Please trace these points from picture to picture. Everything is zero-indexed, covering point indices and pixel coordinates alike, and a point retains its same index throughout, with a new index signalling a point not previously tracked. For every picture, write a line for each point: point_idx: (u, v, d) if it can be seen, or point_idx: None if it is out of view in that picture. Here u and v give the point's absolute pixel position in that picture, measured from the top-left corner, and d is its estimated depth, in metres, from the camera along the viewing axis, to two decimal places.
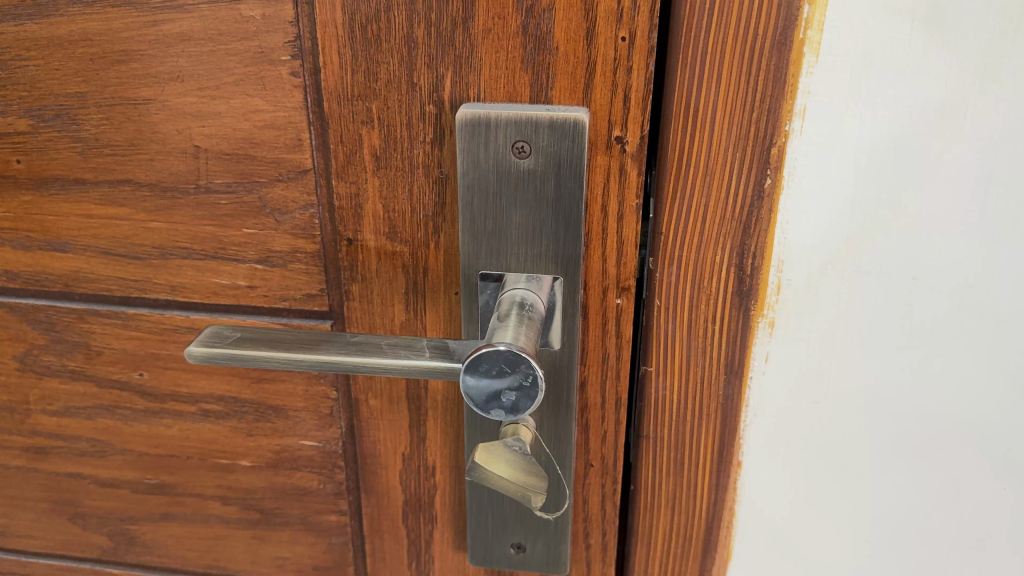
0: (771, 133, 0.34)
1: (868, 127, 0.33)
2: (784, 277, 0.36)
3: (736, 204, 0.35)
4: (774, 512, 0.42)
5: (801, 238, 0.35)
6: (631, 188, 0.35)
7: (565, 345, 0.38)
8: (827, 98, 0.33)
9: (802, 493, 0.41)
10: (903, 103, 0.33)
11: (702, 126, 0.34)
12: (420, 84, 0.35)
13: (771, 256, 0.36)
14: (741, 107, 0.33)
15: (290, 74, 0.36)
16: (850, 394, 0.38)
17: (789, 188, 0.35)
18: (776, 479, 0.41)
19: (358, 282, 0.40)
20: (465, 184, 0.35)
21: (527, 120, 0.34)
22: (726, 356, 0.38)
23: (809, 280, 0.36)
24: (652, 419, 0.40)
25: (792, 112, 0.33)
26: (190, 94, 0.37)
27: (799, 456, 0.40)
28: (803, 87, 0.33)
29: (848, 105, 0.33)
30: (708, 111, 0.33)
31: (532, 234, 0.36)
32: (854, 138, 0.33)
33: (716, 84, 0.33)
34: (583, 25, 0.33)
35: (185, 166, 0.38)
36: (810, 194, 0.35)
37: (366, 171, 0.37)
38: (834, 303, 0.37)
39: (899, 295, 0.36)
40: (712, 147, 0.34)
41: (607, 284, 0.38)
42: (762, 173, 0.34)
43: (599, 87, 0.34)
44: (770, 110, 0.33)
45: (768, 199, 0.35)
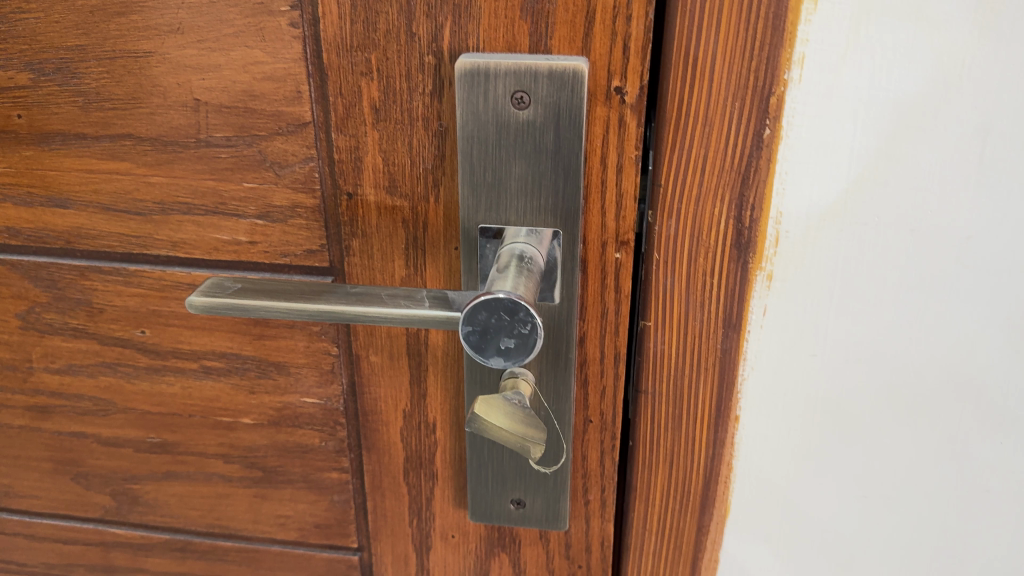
0: (770, 82, 0.34)
1: (866, 75, 0.33)
2: (782, 229, 0.36)
3: (735, 155, 0.35)
4: (771, 466, 0.42)
5: (799, 189, 0.36)
6: (630, 139, 0.35)
7: (565, 299, 0.38)
8: (825, 46, 0.33)
9: (799, 448, 0.41)
10: (903, 51, 0.33)
11: (701, 75, 0.34)
12: (419, 34, 0.35)
13: (769, 208, 0.36)
14: (741, 56, 0.33)
15: (290, 25, 0.36)
16: (847, 347, 0.38)
17: (787, 139, 0.35)
18: (773, 434, 0.41)
19: (358, 237, 0.40)
20: (464, 135, 0.35)
21: (527, 70, 0.34)
22: (724, 309, 0.38)
23: (807, 231, 0.36)
24: (651, 375, 0.40)
25: (790, 61, 0.33)
26: (191, 47, 0.37)
27: (797, 411, 0.40)
28: (801, 35, 0.33)
29: (846, 53, 0.33)
30: (707, 60, 0.33)
31: (532, 187, 0.36)
32: (853, 87, 0.33)
33: (716, 33, 0.33)
34: None
35: (186, 120, 0.38)
36: (809, 144, 0.35)
37: (366, 124, 0.37)
38: (831, 256, 0.37)
39: (897, 246, 0.36)
40: (711, 97, 0.34)
41: (606, 238, 0.38)
42: (761, 123, 0.34)
43: (599, 35, 0.34)
44: (769, 58, 0.33)
45: (767, 149, 0.35)
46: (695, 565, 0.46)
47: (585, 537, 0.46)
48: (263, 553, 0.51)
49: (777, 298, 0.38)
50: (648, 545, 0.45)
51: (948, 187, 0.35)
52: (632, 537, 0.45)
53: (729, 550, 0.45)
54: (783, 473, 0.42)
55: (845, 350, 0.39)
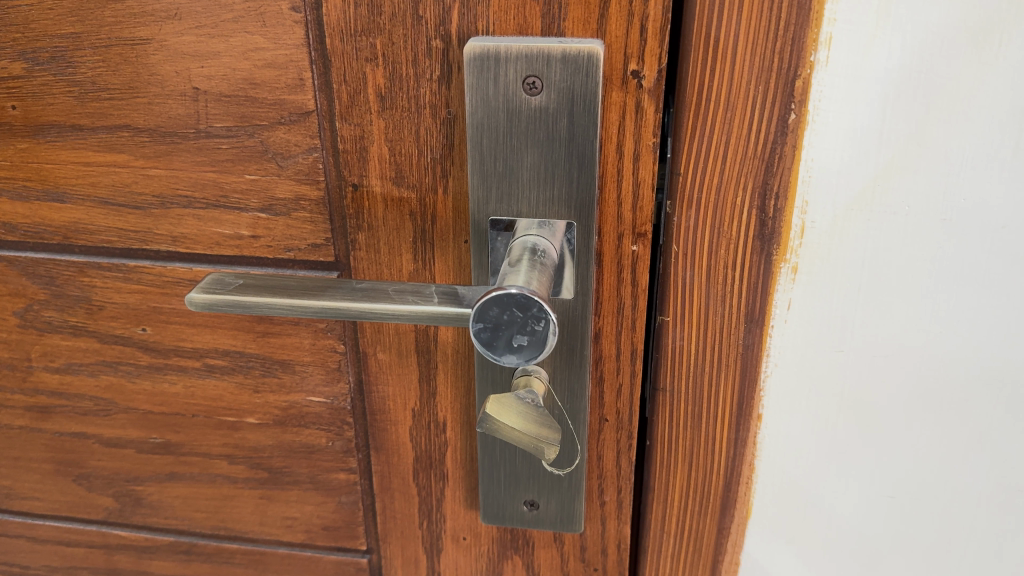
0: (795, 64, 0.32)
1: (897, 55, 0.31)
2: (807, 219, 0.35)
3: (758, 141, 0.34)
4: (794, 466, 0.40)
5: (825, 177, 0.34)
6: (647, 126, 0.34)
7: (579, 294, 0.37)
8: (853, 25, 0.31)
9: (824, 448, 0.40)
10: (937, 31, 0.31)
11: (722, 58, 0.32)
12: (426, 17, 0.33)
13: (794, 198, 0.34)
14: (764, 37, 0.32)
15: (291, 9, 0.34)
16: (874, 341, 0.37)
17: (814, 124, 0.33)
18: (797, 433, 0.40)
19: (364, 231, 0.38)
20: (474, 123, 0.34)
21: (539, 53, 0.32)
22: (747, 303, 0.37)
23: (834, 222, 0.35)
24: (669, 371, 0.39)
25: (817, 41, 0.32)
26: (188, 33, 0.35)
27: (822, 409, 0.39)
28: (828, 15, 0.31)
29: (876, 32, 0.31)
30: (729, 41, 0.32)
31: (545, 176, 0.34)
32: (883, 70, 0.32)
33: (738, 13, 0.31)
34: None
35: (184, 110, 0.37)
36: (837, 131, 0.33)
37: (371, 113, 0.36)
38: (859, 247, 0.35)
39: (928, 236, 0.34)
40: (733, 80, 0.33)
41: (623, 230, 0.36)
42: (786, 108, 0.33)
43: (615, 16, 0.32)
44: (794, 39, 0.32)
45: (792, 135, 0.33)
46: (715, 567, 0.44)
47: (601, 539, 0.44)
48: (269, 555, 0.50)
49: (802, 292, 0.36)
50: (666, 548, 0.44)
51: (980, 175, 0.33)
52: (649, 540, 0.44)
53: (750, 552, 0.43)
54: (808, 474, 0.41)
55: (874, 345, 0.37)
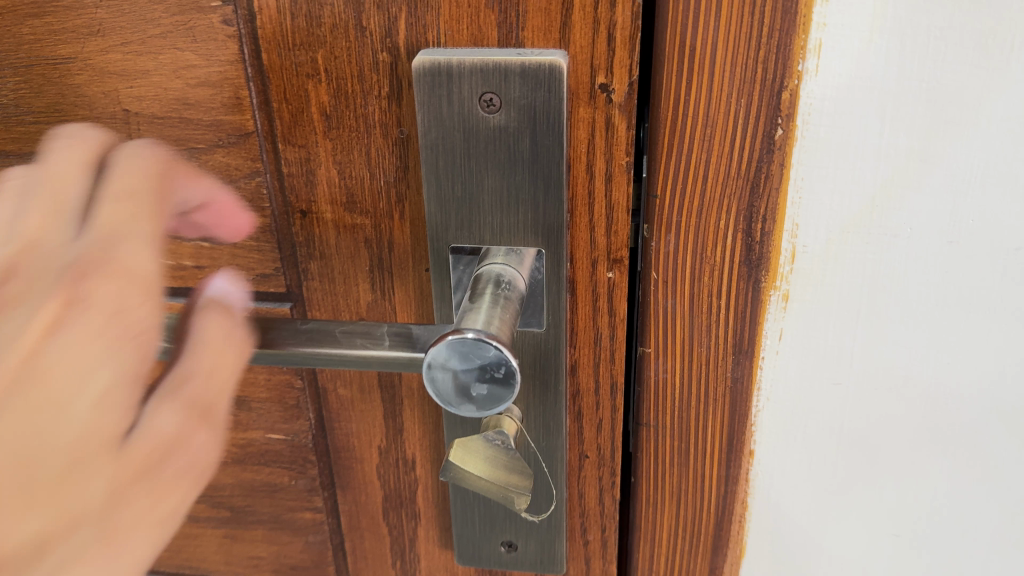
0: (780, 74, 0.29)
1: (894, 63, 0.28)
2: (798, 243, 0.32)
3: (743, 160, 0.30)
4: (790, 504, 0.37)
5: (817, 197, 0.31)
6: (619, 143, 0.31)
7: (551, 326, 0.34)
8: (845, 31, 0.28)
9: (823, 485, 0.37)
10: (939, 36, 0.28)
11: (699, 69, 0.29)
12: (370, 28, 0.30)
13: (784, 221, 0.31)
14: (746, 45, 0.28)
15: (222, 22, 0.30)
16: (874, 372, 0.34)
17: (803, 140, 0.30)
18: (793, 470, 0.36)
19: (316, 259, 0.35)
20: (428, 144, 0.31)
21: (495, 68, 0.29)
22: (734, 334, 0.34)
23: (828, 245, 0.31)
24: (652, 407, 0.36)
25: (805, 49, 0.28)
26: (114, 51, 0.32)
27: (818, 446, 0.36)
28: (817, 19, 0.28)
29: (871, 38, 0.28)
30: (706, 51, 0.29)
31: (507, 202, 0.31)
32: (879, 80, 0.28)
33: (716, 20, 0.28)
34: None
35: (115, 133, 0.33)
36: (830, 148, 0.30)
37: (316, 133, 0.32)
38: (857, 274, 0.32)
39: (931, 260, 0.31)
40: (712, 92, 0.29)
41: (597, 256, 0.33)
42: (772, 123, 0.29)
43: (579, 24, 0.29)
44: (779, 46, 0.28)
45: (779, 153, 0.30)
46: None
47: None
48: None
49: (795, 321, 0.33)
50: None
51: (990, 193, 0.30)
52: None
53: None
54: (805, 511, 0.37)
55: (875, 377, 0.34)
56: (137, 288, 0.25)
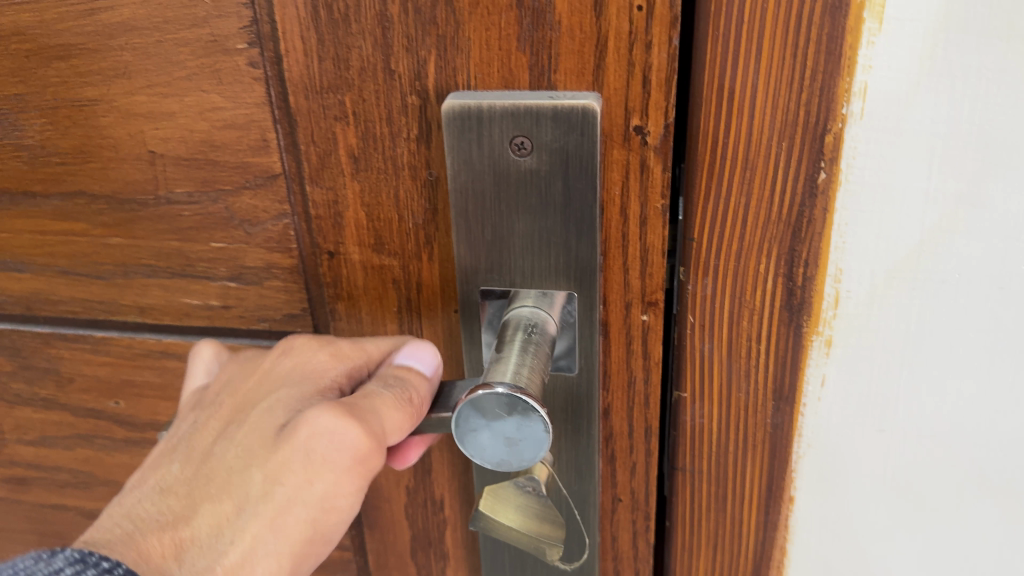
0: (823, 117, 0.28)
1: (946, 108, 0.27)
2: (842, 289, 0.30)
3: (784, 203, 0.29)
4: (832, 552, 0.36)
5: (862, 243, 0.29)
6: (655, 186, 0.30)
7: (583, 370, 0.33)
8: (892, 74, 0.27)
9: (867, 534, 0.35)
10: (992, 79, 0.26)
11: (738, 110, 0.28)
12: (399, 71, 0.29)
13: (826, 266, 0.30)
14: (787, 86, 0.28)
15: (249, 65, 0.30)
16: (922, 421, 0.32)
17: (847, 184, 0.29)
18: (836, 518, 0.35)
19: (344, 300, 0.34)
20: (457, 188, 0.30)
21: (526, 112, 0.28)
22: (774, 380, 0.33)
23: (873, 291, 0.30)
24: (689, 451, 0.35)
25: (849, 92, 0.27)
26: (140, 93, 0.31)
27: (861, 497, 0.34)
28: (862, 61, 0.27)
29: (920, 82, 0.26)
30: (744, 93, 0.28)
31: (539, 245, 0.30)
32: (930, 124, 0.27)
33: (755, 63, 0.27)
34: None
35: (141, 175, 0.33)
36: (876, 192, 0.29)
37: (344, 175, 0.32)
38: (902, 321, 0.30)
39: (982, 309, 0.30)
40: (751, 135, 0.29)
41: (631, 299, 0.32)
42: (814, 166, 0.29)
43: (614, 66, 0.28)
44: (822, 87, 0.27)
45: (822, 197, 0.29)
46: None
47: None
48: None
49: (838, 367, 0.32)
50: None
51: None
52: None
53: None
54: (850, 561, 0.36)
55: (921, 426, 0.32)
56: (317, 346, 0.31)
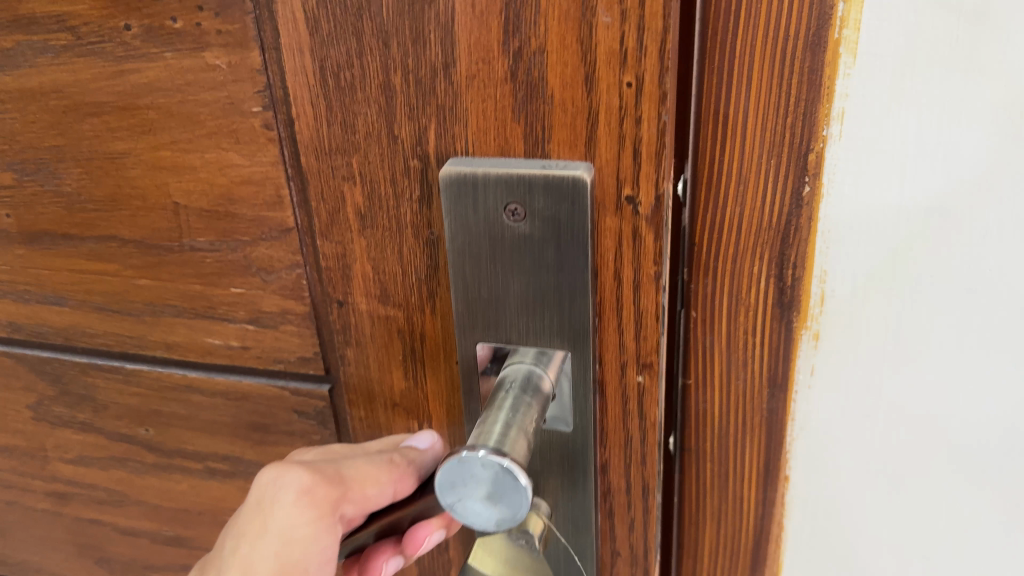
0: (805, 138, 0.29)
1: (919, 121, 0.28)
2: (827, 288, 0.31)
3: (772, 211, 0.31)
4: (830, 543, 0.36)
5: (845, 241, 0.30)
6: (647, 253, 0.30)
7: (578, 427, 0.34)
8: (868, 95, 0.28)
9: (862, 528, 0.35)
10: (964, 97, 0.27)
11: (729, 127, 0.30)
12: (401, 136, 0.30)
13: (812, 268, 0.31)
14: (775, 107, 0.29)
15: (264, 126, 0.32)
16: (908, 418, 0.32)
17: (830, 193, 0.30)
18: (830, 513, 0.36)
19: (352, 346, 0.36)
20: (455, 249, 0.31)
21: (520, 180, 0.29)
22: (769, 369, 0.33)
23: (857, 289, 0.31)
24: (695, 432, 0.36)
25: (829, 116, 0.29)
26: (165, 148, 0.33)
27: (851, 494, 0.35)
28: (839, 90, 0.28)
29: (892, 106, 0.28)
30: (737, 113, 0.30)
31: (533, 306, 0.31)
32: (902, 142, 0.28)
33: (749, 89, 0.29)
34: (581, 69, 0.28)
35: (167, 223, 0.35)
36: (857, 202, 0.30)
37: (351, 231, 0.33)
38: (883, 318, 0.31)
39: (958, 311, 0.30)
40: (744, 153, 0.30)
41: (626, 359, 0.33)
42: (799, 180, 0.30)
43: (605, 139, 0.28)
44: (804, 117, 0.29)
45: (807, 208, 0.30)
46: None
47: None
48: None
49: (827, 359, 0.33)
50: None
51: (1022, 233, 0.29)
52: None
53: None
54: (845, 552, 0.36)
55: (909, 423, 0.33)
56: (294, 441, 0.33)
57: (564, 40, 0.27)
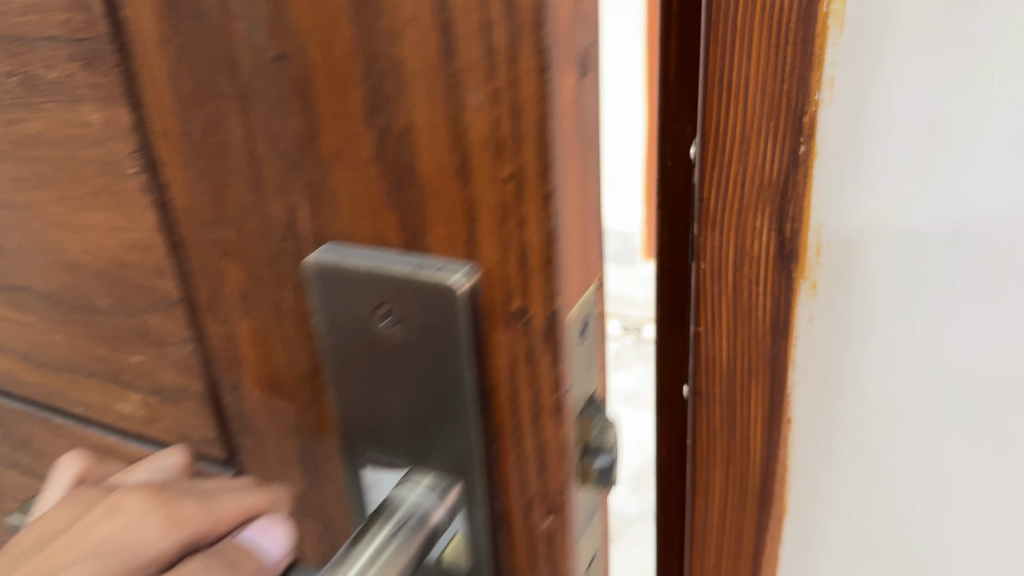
0: (799, 102, 0.30)
1: (896, 90, 0.30)
2: (823, 240, 0.32)
3: (772, 171, 0.32)
4: (826, 501, 0.38)
5: (838, 204, 0.32)
6: (545, 378, 0.24)
7: (478, 563, 0.28)
8: (853, 65, 0.29)
9: (855, 483, 0.37)
10: (932, 67, 0.29)
11: (736, 98, 0.31)
12: (272, 213, 0.26)
13: (809, 219, 0.32)
14: (776, 60, 0.29)
15: (139, 190, 0.28)
16: (897, 371, 0.34)
17: (823, 150, 0.31)
18: (825, 472, 0.37)
19: (250, 436, 0.31)
20: (332, 347, 0.27)
21: (391, 279, 0.25)
22: (772, 317, 0.34)
23: (848, 243, 0.32)
24: (703, 377, 0.36)
25: (820, 82, 0.30)
26: (57, 204, 0.31)
27: (846, 444, 0.37)
28: (828, 57, 0.29)
29: (878, 65, 0.29)
30: (738, 83, 0.30)
31: (417, 421, 0.26)
32: (884, 101, 0.30)
33: (747, 61, 0.30)
34: (454, 154, 0.22)
35: (68, 280, 0.32)
36: (848, 161, 0.31)
37: (235, 312, 0.28)
38: (873, 274, 0.33)
39: (942, 262, 0.32)
40: (746, 115, 0.31)
41: (532, 496, 0.27)
42: (796, 140, 0.31)
43: (487, 241, 0.23)
44: (798, 74, 0.30)
45: (803, 167, 0.31)
46: None
47: None
48: None
49: (824, 308, 0.34)
50: None
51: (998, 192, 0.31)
52: None
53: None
54: (840, 509, 0.38)
55: (897, 373, 0.34)
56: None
57: (433, 117, 0.22)
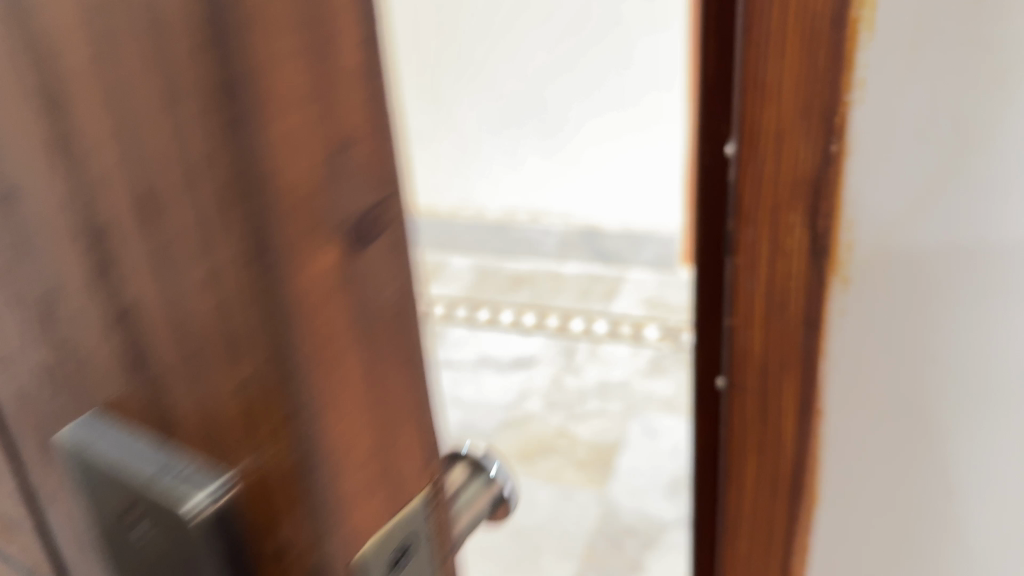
0: (832, 97, 0.30)
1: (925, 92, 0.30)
2: (855, 239, 0.32)
3: (802, 168, 0.32)
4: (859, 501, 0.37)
5: (870, 206, 0.32)
6: None
7: None
8: (891, 42, 0.29)
9: (888, 484, 0.37)
10: (964, 70, 0.29)
11: (769, 95, 0.31)
12: None
13: (842, 217, 0.32)
14: (813, 65, 0.30)
15: None
16: (931, 375, 0.34)
17: (855, 146, 0.31)
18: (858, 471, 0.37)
19: None
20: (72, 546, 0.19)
21: (135, 480, 0.17)
22: (803, 309, 0.34)
23: (880, 237, 0.32)
24: (738, 365, 0.36)
25: (851, 84, 0.30)
26: None
27: (888, 452, 0.36)
28: (863, 54, 0.30)
29: (912, 53, 0.29)
30: (772, 82, 0.31)
31: None
32: (914, 102, 0.30)
33: (784, 53, 0.30)
34: (181, 347, 0.16)
35: None
36: (884, 150, 0.31)
37: None
38: (905, 273, 0.33)
39: (972, 267, 0.32)
40: (776, 105, 0.31)
41: None
42: (826, 138, 0.31)
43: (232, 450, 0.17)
44: (830, 81, 0.30)
45: (835, 166, 0.31)
46: None
47: None
48: None
49: (857, 305, 0.34)
50: None
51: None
52: None
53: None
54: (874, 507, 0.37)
55: (929, 380, 0.34)
56: None
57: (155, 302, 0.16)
